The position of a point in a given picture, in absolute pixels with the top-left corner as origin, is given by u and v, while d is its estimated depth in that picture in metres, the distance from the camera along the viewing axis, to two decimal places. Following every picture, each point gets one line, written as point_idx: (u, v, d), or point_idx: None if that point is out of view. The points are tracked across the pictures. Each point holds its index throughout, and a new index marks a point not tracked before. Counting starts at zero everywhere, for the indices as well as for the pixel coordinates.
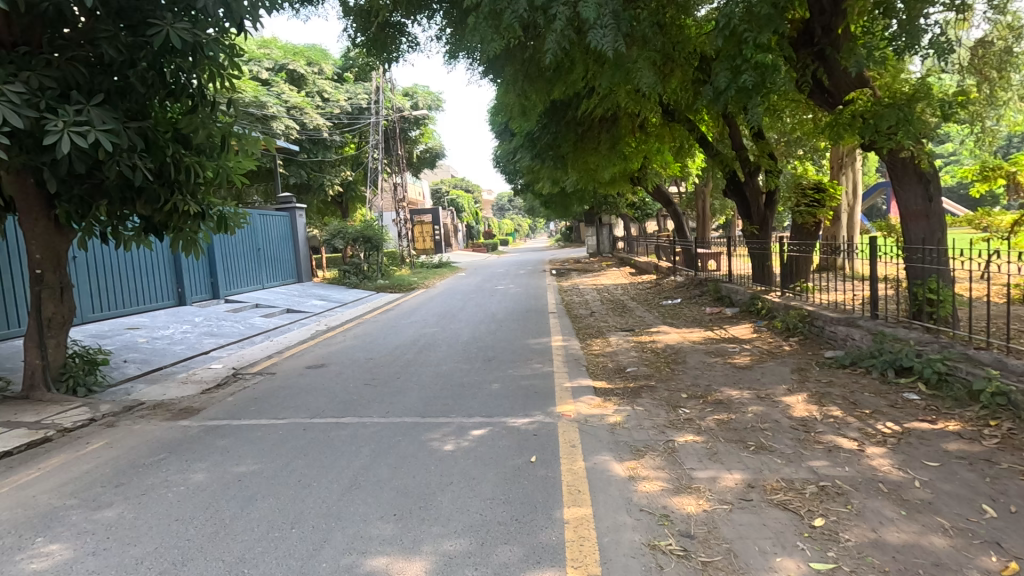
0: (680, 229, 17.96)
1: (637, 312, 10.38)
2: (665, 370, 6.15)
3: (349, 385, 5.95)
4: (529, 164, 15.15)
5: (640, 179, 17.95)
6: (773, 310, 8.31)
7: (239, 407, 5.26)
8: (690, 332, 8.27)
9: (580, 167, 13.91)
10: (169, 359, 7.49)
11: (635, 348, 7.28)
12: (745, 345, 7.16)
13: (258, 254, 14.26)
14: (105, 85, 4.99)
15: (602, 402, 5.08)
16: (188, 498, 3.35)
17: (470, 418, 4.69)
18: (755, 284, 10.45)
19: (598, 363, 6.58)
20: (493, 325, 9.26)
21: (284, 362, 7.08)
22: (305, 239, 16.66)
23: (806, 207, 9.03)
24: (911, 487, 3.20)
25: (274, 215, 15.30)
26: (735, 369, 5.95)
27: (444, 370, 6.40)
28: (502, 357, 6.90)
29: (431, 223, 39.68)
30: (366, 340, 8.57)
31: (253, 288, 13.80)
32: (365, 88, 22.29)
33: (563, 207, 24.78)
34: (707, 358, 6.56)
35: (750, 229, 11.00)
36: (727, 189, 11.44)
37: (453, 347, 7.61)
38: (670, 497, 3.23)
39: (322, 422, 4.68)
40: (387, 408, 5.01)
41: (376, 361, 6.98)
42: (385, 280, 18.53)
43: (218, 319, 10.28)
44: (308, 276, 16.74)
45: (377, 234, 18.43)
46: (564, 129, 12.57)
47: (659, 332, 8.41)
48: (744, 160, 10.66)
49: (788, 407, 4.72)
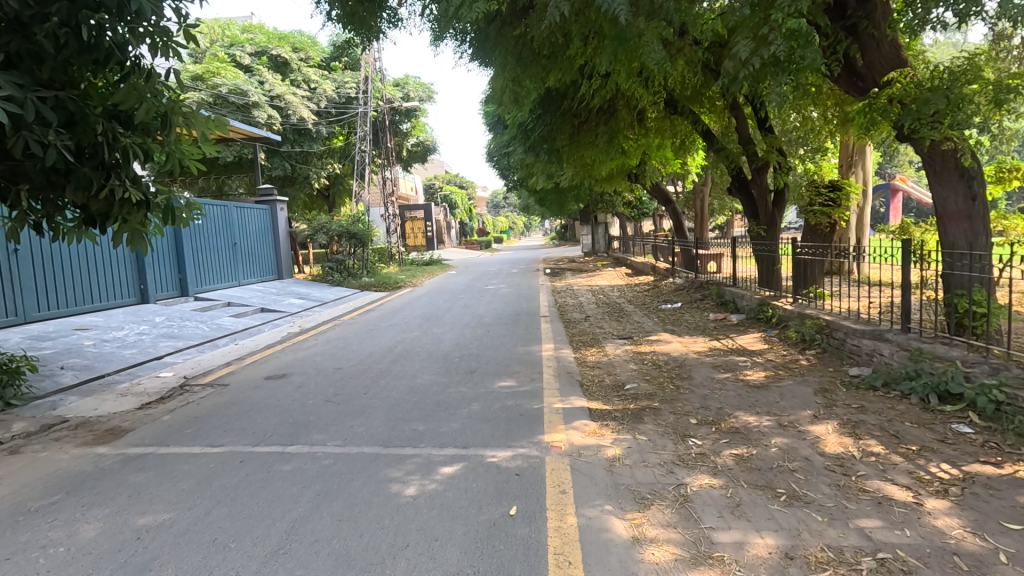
0: (678, 229, 17.26)
1: (635, 317, 9.66)
2: (669, 388, 5.43)
3: (309, 401, 5.19)
4: (523, 158, 14.39)
5: (638, 176, 17.25)
6: (784, 318, 7.61)
7: (174, 429, 4.49)
8: (693, 341, 7.54)
9: (576, 162, 13.18)
10: (114, 366, 6.69)
11: (634, 361, 6.54)
12: (756, 358, 6.45)
13: (234, 249, 13.44)
14: (12, 46, 4.31)
15: (599, 429, 4.34)
16: (62, 567, 2.58)
17: (441, 448, 3.94)
18: (763, 289, 9.76)
19: (593, 379, 5.84)
20: (478, 330, 8.51)
21: (241, 372, 6.30)
22: (286, 233, 15.82)
23: (820, 207, 8.31)
24: (997, 563, 2.49)
25: (253, 208, 14.46)
26: (749, 388, 5.24)
27: (420, 384, 5.65)
28: (486, 369, 6.15)
29: (424, 220, 38.94)
30: (338, 345, 7.80)
31: (227, 285, 12.99)
32: (354, 77, 21.45)
33: (557, 205, 24.08)
34: (716, 374, 5.83)
35: (757, 230, 10.27)
36: (733, 188, 10.73)
37: (433, 356, 6.86)
38: (687, 572, 2.50)
39: (265, 452, 3.91)
40: (346, 433, 4.25)
41: (345, 372, 6.21)
42: (370, 278, 17.72)
43: (181, 319, 9.47)
44: (288, 272, 15.93)
45: (363, 229, 17.62)
46: (559, 120, 11.79)
47: (660, 340, 7.69)
48: (751, 155, 9.95)
49: (818, 439, 4.00)
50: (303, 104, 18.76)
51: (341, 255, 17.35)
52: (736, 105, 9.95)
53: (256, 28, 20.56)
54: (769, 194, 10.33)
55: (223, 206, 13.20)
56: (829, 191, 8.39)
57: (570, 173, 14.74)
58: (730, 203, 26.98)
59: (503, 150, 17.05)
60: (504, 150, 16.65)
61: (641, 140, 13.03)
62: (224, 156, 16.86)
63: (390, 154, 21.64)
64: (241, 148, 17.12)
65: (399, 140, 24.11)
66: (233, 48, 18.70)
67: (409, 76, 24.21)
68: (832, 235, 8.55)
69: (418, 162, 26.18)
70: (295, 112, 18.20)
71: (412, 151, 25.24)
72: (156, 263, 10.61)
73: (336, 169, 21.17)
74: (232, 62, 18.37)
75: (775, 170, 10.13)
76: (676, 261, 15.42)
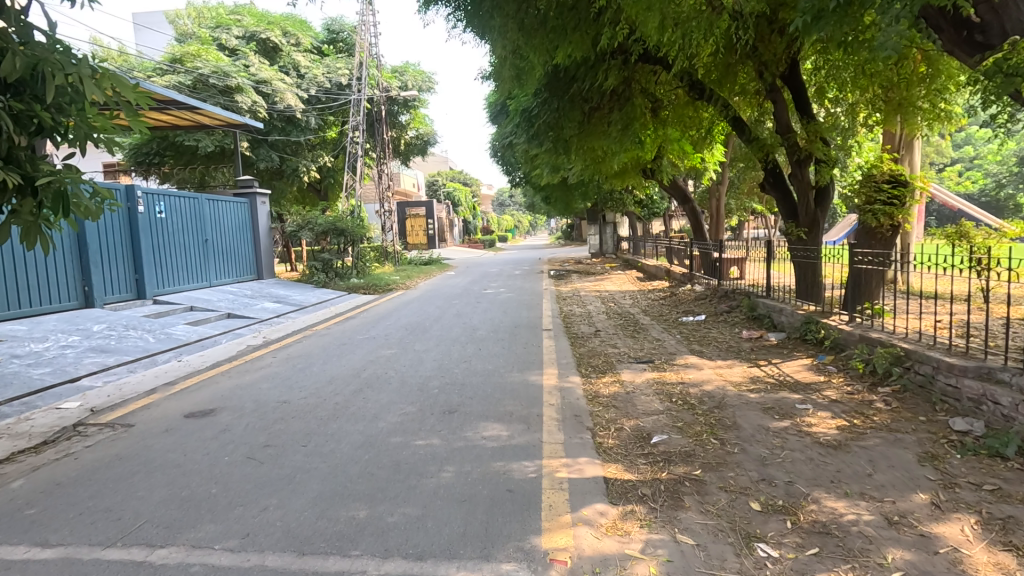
0: (697, 229, 15.81)
1: (652, 333, 8.27)
2: (712, 445, 4.03)
3: (224, 454, 3.83)
4: (526, 149, 13.01)
5: (653, 172, 15.77)
6: (841, 342, 6.17)
7: (11, 507, 3.13)
8: (729, 368, 6.16)
9: (586, 154, 11.82)
10: (9, 392, 5.36)
11: (659, 397, 5.16)
12: (816, 396, 5.05)
13: (204, 246, 12.16)
14: None
15: (620, 522, 2.97)
16: None
17: (383, 561, 2.59)
18: (801, 302, 8.49)
19: (609, 425, 4.46)
20: (467, 349, 7.13)
21: (160, 405, 4.95)
22: (268, 229, 14.54)
23: (883, 205, 6.83)
24: None
25: (229, 200, 13.18)
26: (823, 446, 3.85)
27: (380, 430, 4.29)
28: (470, 408, 4.78)
29: (425, 216, 37.74)
30: (296, 366, 6.45)
31: (195, 286, 11.68)
32: (347, 61, 19.89)
33: (563, 203, 22.77)
34: (770, 421, 4.44)
35: (797, 233, 8.80)
36: (766, 185, 9.34)
37: (405, 385, 5.51)
38: None
39: (116, 564, 2.56)
40: (251, 525, 2.89)
41: (289, 408, 4.84)
42: (360, 279, 16.39)
43: (125, 326, 8.17)
44: (269, 271, 14.61)
45: (352, 225, 16.25)
46: (567, 105, 10.38)
47: (688, 367, 6.29)
48: (790, 145, 8.55)
49: (960, 554, 2.62)
50: (291, 91, 17.31)
51: (327, 253, 16.01)
52: (773, 86, 8.68)
53: (245, 10, 19.23)
54: (811, 190, 8.80)
55: (194, 197, 11.89)
56: (891, 187, 6.94)
57: (578, 167, 13.33)
58: (746, 202, 25.50)
59: (507, 142, 15.73)
60: (507, 142, 15.31)
61: (661, 128, 11.70)
62: (204, 145, 16.04)
63: (386, 147, 20.31)
64: (222, 138, 16.48)
65: (397, 131, 22.83)
66: (218, 30, 17.56)
67: (408, 64, 22.78)
68: (892, 239, 7.12)
69: (418, 155, 24.79)
70: (282, 97, 16.80)
71: (410, 144, 23.79)
72: (105, 260, 9.31)
73: (328, 162, 19.83)
74: (217, 44, 17.16)
75: (818, 165, 8.62)
76: (694, 265, 14.01)
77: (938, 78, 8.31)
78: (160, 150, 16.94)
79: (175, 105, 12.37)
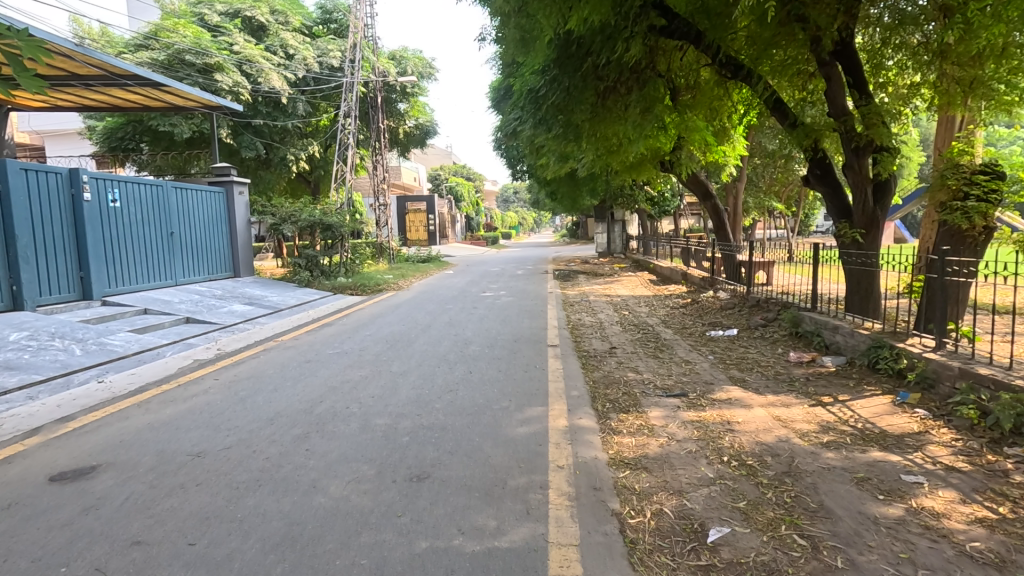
0: (719, 229, 14.34)
1: (678, 352, 6.91)
2: (802, 553, 2.69)
3: (62, 564, 2.50)
4: (532, 135, 11.66)
5: (671, 165, 14.25)
6: (930, 376, 4.81)
7: None
8: (786, 408, 4.81)
9: (599, 142, 10.47)
10: None
11: (705, 456, 3.81)
12: (921, 459, 3.70)
13: (169, 239, 10.88)
14: None
15: None
16: None
17: None
18: (852, 314, 7.27)
19: (641, 506, 3.14)
20: (454, 372, 5.80)
21: (25, 460, 3.62)
22: (245, 222, 13.24)
23: (975, 203, 5.41)
24: None
25: (200, 189, 11.87)
26: (977, 565, 2.52)
27: (315, 512, 2.98)
28: (448, 473, 3.45)
29: (425, 212, 36.45)
30: (238, 394, 5.12)
31: (157, 286, 10.40)
32: (341, 43, 18.45)
33: (570, 197, 21.56)
34: (874, 505, 3.09)
35: (850, 235, 7.39)
36: (810, 178, 8.02)
37: (368, 430, 4.18)
38: None
39: None
40: None
41: (200, 467, 3.51)
42: (348, 278, 15.07)
43: (51, 334, 6.86)
44: (247, 269, 13.30)
45: (338, 220, 14.89)
46: (578, 84, 9.02)
47: (732, 403, 4.95)
48: (845, 129, 7.17)
49: None
50: (277, 73, 15.97)
51: (312, 249, 14.66)
52: (825, 59, 7.22)
53: None
54: (869, 184, 7.31)
55: (157, 184, 10.60)
56: (986, 180, 5.57)
57: (589, 157, 11.97)
58: (766, 200, 23.89)
59: (511, 131, 14.40)
60: (511, 130, 13.97)
61: (684, 113, 10.38)
62: (179, 130, 14.88)
63: (382, 136, 18.95)
64: (200, 122, 15.45)
65: (395, 121, 21.41)
66: (200, 6, 16.33)
67: (407, 49, 21.37)
68: (982, 245, 5.66)
69: (416, 146, 23.46)
70: (267, 78, 15.50)
71: (410, 134, 22.52)
72: (39, 255, 8.00)
73: (318, 152, 18.49)
74: (198, 20, 15.87)
75: (878, 154, 7.18)
76: (715, 269, 12.61)
77: (999, 67, 7.01)
78: (135, 133, 15.66)
79: (136, 81, 10.89)
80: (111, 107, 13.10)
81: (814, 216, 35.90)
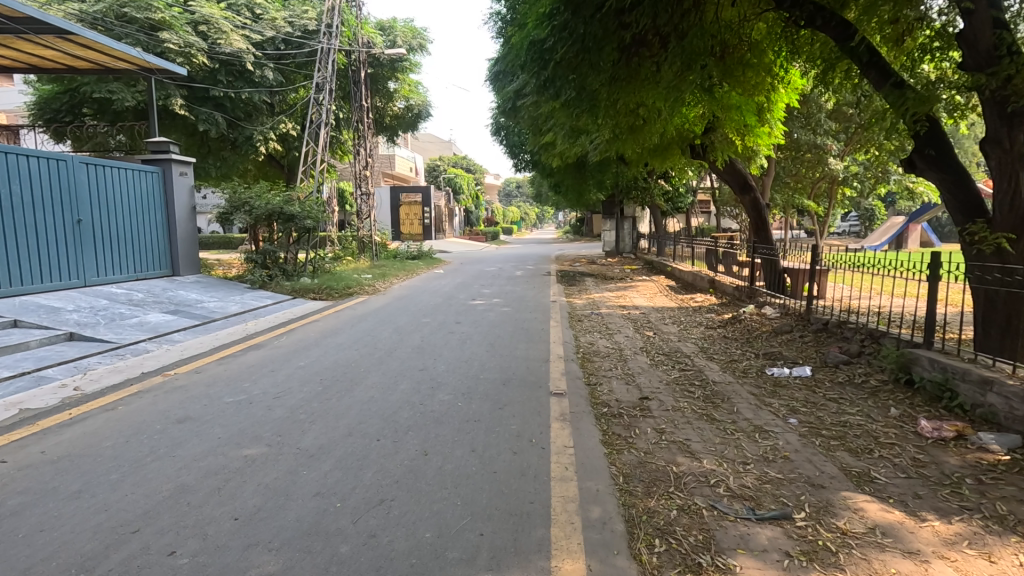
0: (758, 227, 12.05)
1: (741, 410, 4.68)
2: None
3: None
4: (535, 105, 9.37)
5: (703, 150, 11.88)
6: None
7: None
8: (998, 568, 2.57)
9: (621, 113, 8.20)
10: None
11: None
12: None
13: (76, 228, 8.67)
14: None
15: None
16: None
17: None
18: (994, 354, 5.01)
19: None
20: (398, 455, 3.57)
21: None
22: (188, 209, 11.03)
23: None
24: None
25: (126, 167, 9.64)
26: None
27: None
28: None
29: (420, 204, 34.31)
30: (4, 505, 2.89)
31: (53, 288, 8.18)
32: (316, 5, 16.06)
33: (575, 190, 19.27)
34: None
35: (994, 241, 5.08)
36: (917, 162, 5.75)
37: None
38: None
39: None
40: None
41: None
42: (315, 279, 12.82)
43: None
44: (190, 267, 11.09)
45: (303, 209, 12.45)
46: (593, 35, 6.68)
47: (886, 549, 2.71)
48: (993, 85, 4.84)
49: None
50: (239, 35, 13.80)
51: (271, 244, 12.39)
52: None
53: None
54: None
55: (59, 158, 8.38)
56: None
57: (605, 135, 9.68)
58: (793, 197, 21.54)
59: (512, 106, 12.11)
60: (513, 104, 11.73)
61: (731, 78, 8.11)
62: (120, 98, 12.66)
63: (364, 116, 16.69)
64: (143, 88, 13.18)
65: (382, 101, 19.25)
66: None
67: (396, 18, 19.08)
68: None
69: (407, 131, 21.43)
70: (228, 40, 13.29)
71: (400, 116, 20.47)
72: None
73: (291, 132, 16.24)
74: None
75: None
76: (753, 276, 10.34)
77: None
78: (74, 103, 13.47)
79: (31, 27, 8.61)
80: (31, 66, 10.93)
81: (836, 215, 33.45)
